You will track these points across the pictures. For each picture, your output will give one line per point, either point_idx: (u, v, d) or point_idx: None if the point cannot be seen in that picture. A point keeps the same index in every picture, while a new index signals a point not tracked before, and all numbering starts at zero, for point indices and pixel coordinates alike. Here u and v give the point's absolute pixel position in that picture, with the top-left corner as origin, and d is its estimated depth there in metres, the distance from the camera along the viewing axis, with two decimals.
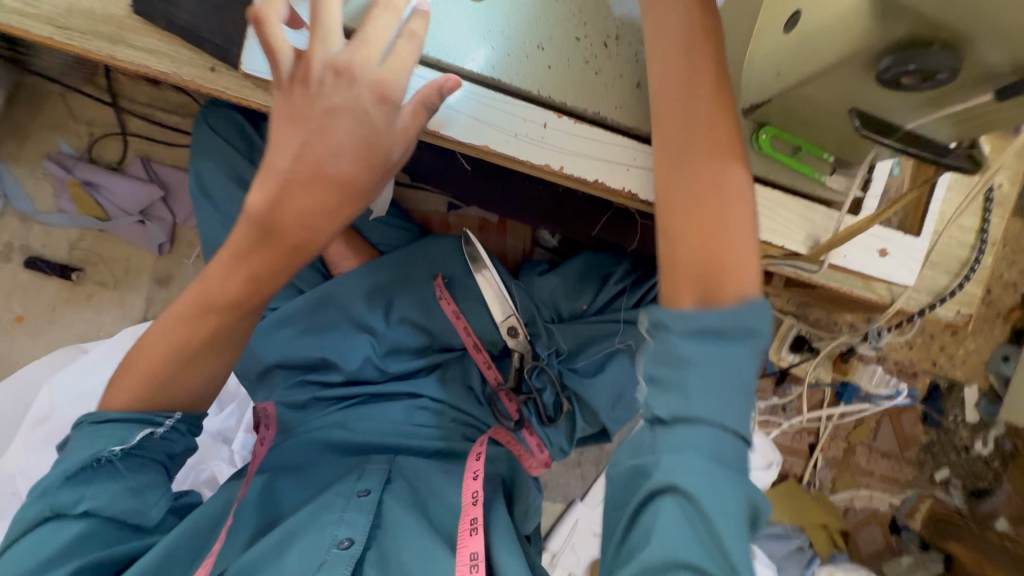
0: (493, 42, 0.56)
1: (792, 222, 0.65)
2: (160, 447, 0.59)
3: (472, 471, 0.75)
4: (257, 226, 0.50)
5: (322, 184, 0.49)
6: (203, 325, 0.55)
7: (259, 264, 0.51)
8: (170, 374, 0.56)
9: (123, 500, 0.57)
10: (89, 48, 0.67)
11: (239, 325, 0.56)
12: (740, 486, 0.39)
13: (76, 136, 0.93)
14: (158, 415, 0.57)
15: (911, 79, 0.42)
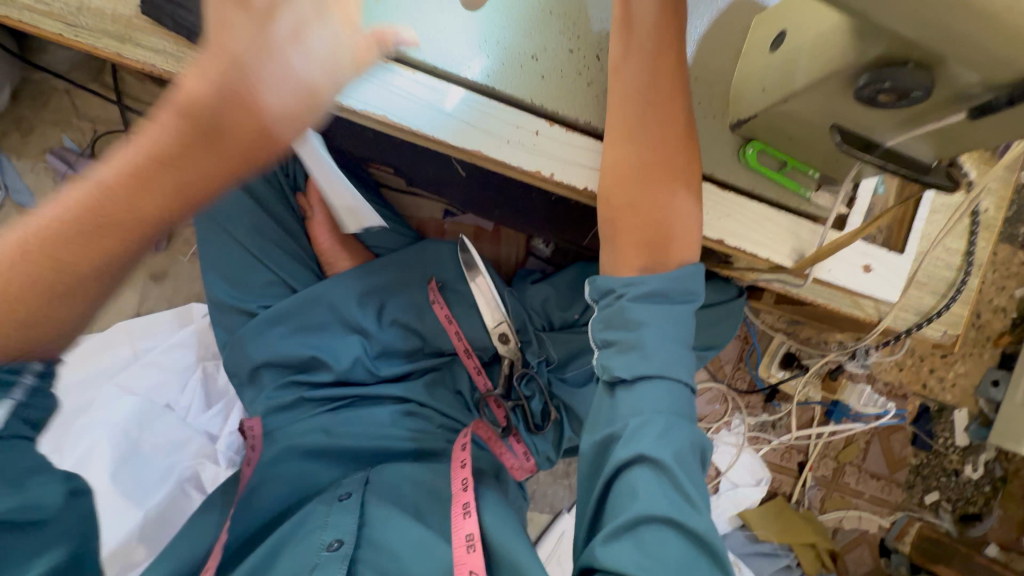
0: (489, 51, 0.57)
1: (780, 236, 0.66)
2: (23, 418, 0.43)
3: (461, 460, 0.79)
4: (198, 120, 0.41)
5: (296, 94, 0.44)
6: (103, 243, 0.41)
7: (195, 167, 0.42)
8: (38, 313, 0.40)
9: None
10: (98, 45, 0.69)
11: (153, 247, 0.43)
12: (693, 432, 0.48)
13: (80, 131, 0.95)
14: (14, 368, 0.42)
15: (887, 96, 0.44)
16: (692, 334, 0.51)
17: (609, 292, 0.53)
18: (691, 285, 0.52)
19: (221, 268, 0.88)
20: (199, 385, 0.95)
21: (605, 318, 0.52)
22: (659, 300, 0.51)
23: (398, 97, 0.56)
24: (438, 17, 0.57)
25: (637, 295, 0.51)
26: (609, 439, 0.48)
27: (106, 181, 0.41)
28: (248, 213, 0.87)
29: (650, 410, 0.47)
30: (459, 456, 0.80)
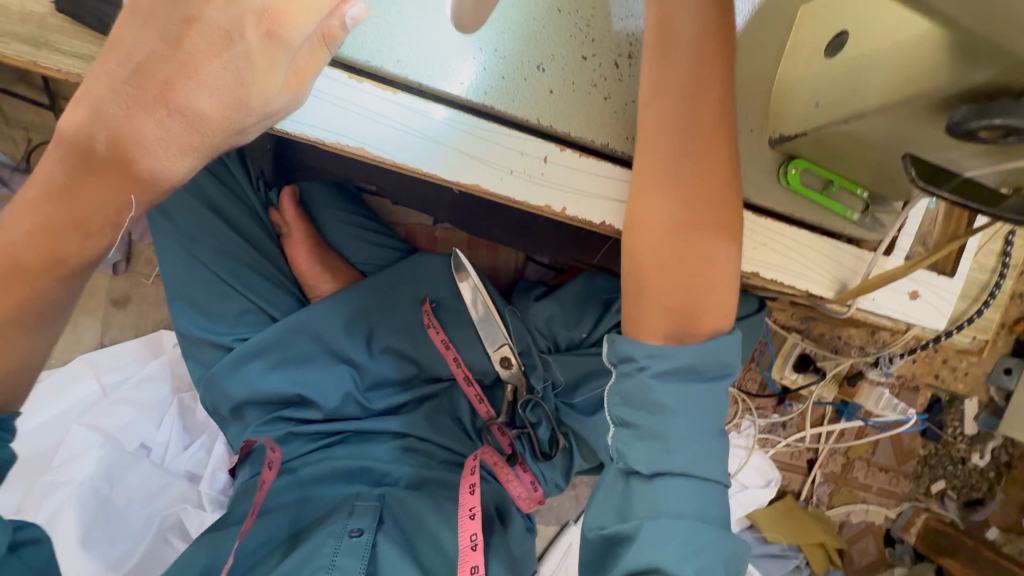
0: (485, 62, 0.47)
1: (820, 265, 0.58)
2: None
3: (468, 508, 0.71)
4: (78, 159, 0.38)
5: (173, 123, 0.38)
6: (16, 290, 0.40)
7: (81, 206, 0.39)
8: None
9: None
10: (8, 53, 0.56)
11: (69, 287, 0.42)
12: (722, 539, 0.44)
13: (10, 142, 0.82)
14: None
15: (989, 132, 0.35)
16: (719, 416, 0.47)
17: (628, 360, 0.47)
18: (726, 359, 0.45)
19: (190, 297, 0.75)
20: (176, 420, 0.87)
21: (623, 392, 0.47)
22: (685, 377, 0.45)
23: (376, 123, 0.46)
24: (424, 24, 0.46)
25: (660, 372, 0.45)
26: (620, 536, 0.44)
27: (8, 222, 0.40)
28: (218, 236, 0.75)
29: (669, 512, 0.43)
30: (468, 501, 0.72)
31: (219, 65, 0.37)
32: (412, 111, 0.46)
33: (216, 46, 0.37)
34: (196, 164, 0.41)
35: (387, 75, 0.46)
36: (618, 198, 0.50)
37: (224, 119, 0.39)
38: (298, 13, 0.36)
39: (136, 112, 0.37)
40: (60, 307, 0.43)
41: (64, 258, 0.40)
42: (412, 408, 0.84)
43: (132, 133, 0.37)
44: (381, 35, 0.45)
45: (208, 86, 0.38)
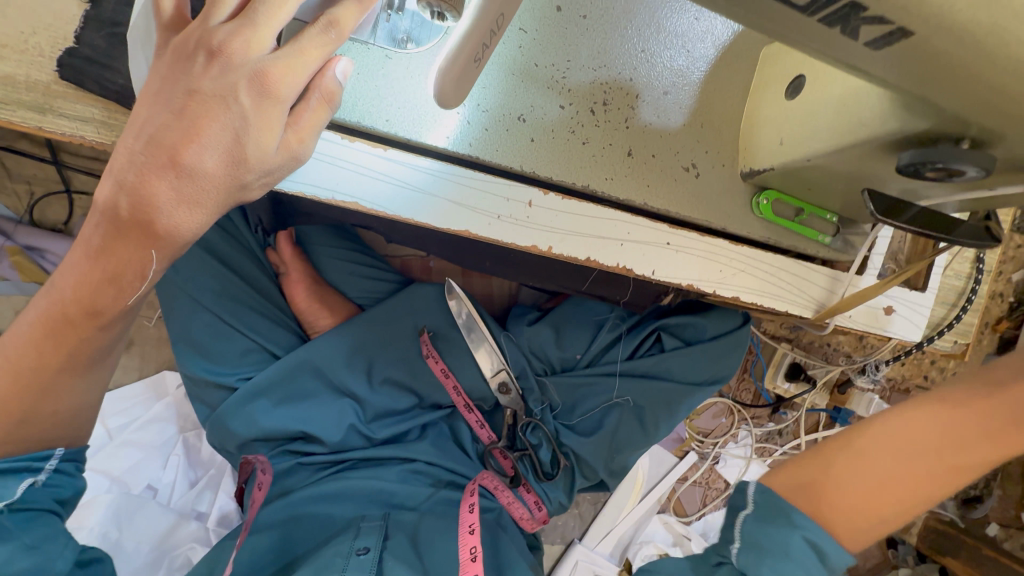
0: (468, 115, 0.49)
1: (799, 284, 0.61)
2: (52, 495, 0.47)
3: (468, 525, 0.76)
4: (107, 222, 0.40)
5: (184, 189, 0.39)
6: (68, 340, 0.43)
7: (111, 262, 0.41)
8: (28, 407, 0.45)
9: (15, 560, 0.44)
10: (13, 119, 0.58)
11: (108, 334, 0.45)
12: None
13: (13, 196, 0.84)
14: (39, 456, 0.46)
15: (935, 173, 0.38)
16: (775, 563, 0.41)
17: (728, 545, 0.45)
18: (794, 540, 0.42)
19: (192, 341, 0.77)
20: (181, 459, 0.89)
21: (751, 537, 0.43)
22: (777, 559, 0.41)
23: (366, 179, 0.49)
24: (413, 82, 0.49)
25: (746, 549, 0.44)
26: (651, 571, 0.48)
27: (60, 280, 0.43)
28: (220, 280, 0.77)
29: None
30: (467, 519, 0.77)
31: (218, 127, 0.38)
32: (403, 166, 0.49)
33: (215, 111, 0.38)
34: (205, 220, 0.41)
35: (377, 134, 0.49)
36: (598, 234, 0.54)
37: (225, 176, 0.39)
38: (287, 72, 0.38)
39: (149, 177, 0.38)
40: (105, 352, 0.47)
41: (101, 311, 0.43)
42: (415, 437, 0.87)
43: (147, 197, 0.38)
44: (366, 97, 0.48)
45: (213, 147, 0.38)
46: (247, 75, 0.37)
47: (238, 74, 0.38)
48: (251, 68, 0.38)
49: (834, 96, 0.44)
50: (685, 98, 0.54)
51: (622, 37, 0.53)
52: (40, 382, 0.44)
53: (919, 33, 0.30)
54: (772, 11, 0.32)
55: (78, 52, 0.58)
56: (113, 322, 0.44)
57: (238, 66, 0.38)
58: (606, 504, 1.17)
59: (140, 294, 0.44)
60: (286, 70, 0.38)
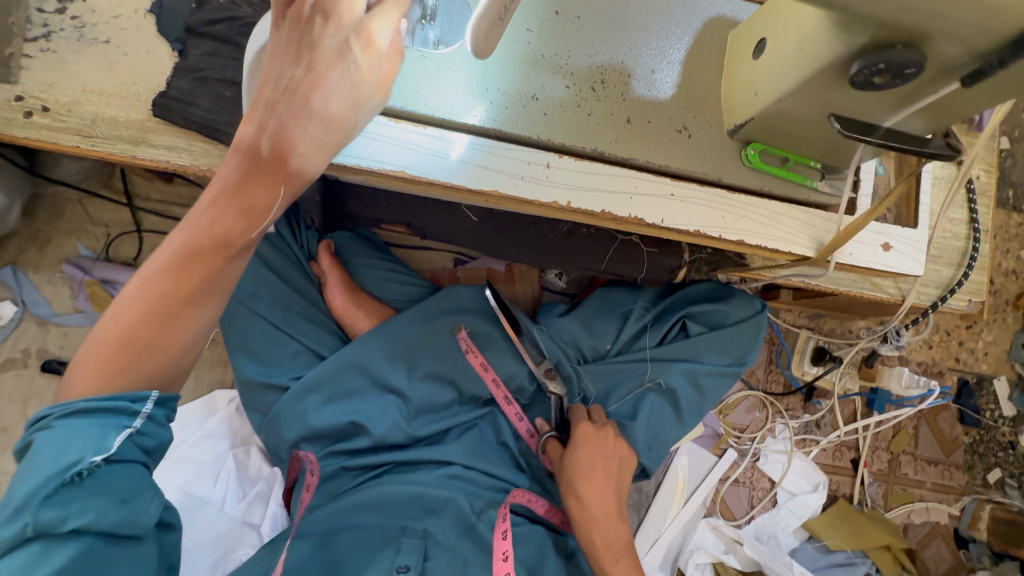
0: (491, 98, 0.60)
1: (798, 225, 0.67)
2: (141, 447, 0.49)
3: (502, 552, 0.74)
4: (252, 162, 0.50)
5: (314, 133, 0.50)
6: (196, 269, 0.50)
7: (248, 196, 0.50)
8: (150, 339, 0.49)
9: (109, 514, 0.45)
10: (112, 151, 0.71)
11: (230, 270, 0.52)
12: None
13: (92, 238, 0.96)
14: (137, 398, 0.48)
15: (882, 76, 0.46)
16: None
17: None
18: None
19: (247, 345, 0.85)
20: (232, 474, 0.91)
21: None
22: None
23: (411, 154, 0.59)
24: (445, 72, 0.59)
25: None
26: None
27: (196, 217, 0.50)
28: (273, 290, 0.86)
29: None
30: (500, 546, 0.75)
31: (337, 75, 0.49)
32: (442, 141, 0.60)
33: (333, 62, 0.49)
34: (326, 159, 0.52)
35: (419, 116, 0.59)
36: (608, 190, 0.63)
37: (345, 116, 0.50)
38: (382, 26, 0.49)
39: (291, 120, 0.49)
40: (224, 291, 0.52)
41: (232, 241, 0.50)
42: (454, 438, 0.88)
43: (287, 135, 0.49)
44: (408, 88, 0.59)
45: (336, 92, 0.49)
46: (353, 30, 0.48)
47: (324, 42, 0.49)
48: (355, 24, 0.48)
49: (791, 45, 0.53)
50: (670, 74, 0.65)
51: (612, 31, 0.64)
52: (161, 315, 0.49)
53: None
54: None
55: (167, 94, 0.71)
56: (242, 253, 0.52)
57: (344, 21, 0.48)
58: (649, 509, 1.12)
59: (262, 230, 0.52)
60: (382, 24, 0.49)
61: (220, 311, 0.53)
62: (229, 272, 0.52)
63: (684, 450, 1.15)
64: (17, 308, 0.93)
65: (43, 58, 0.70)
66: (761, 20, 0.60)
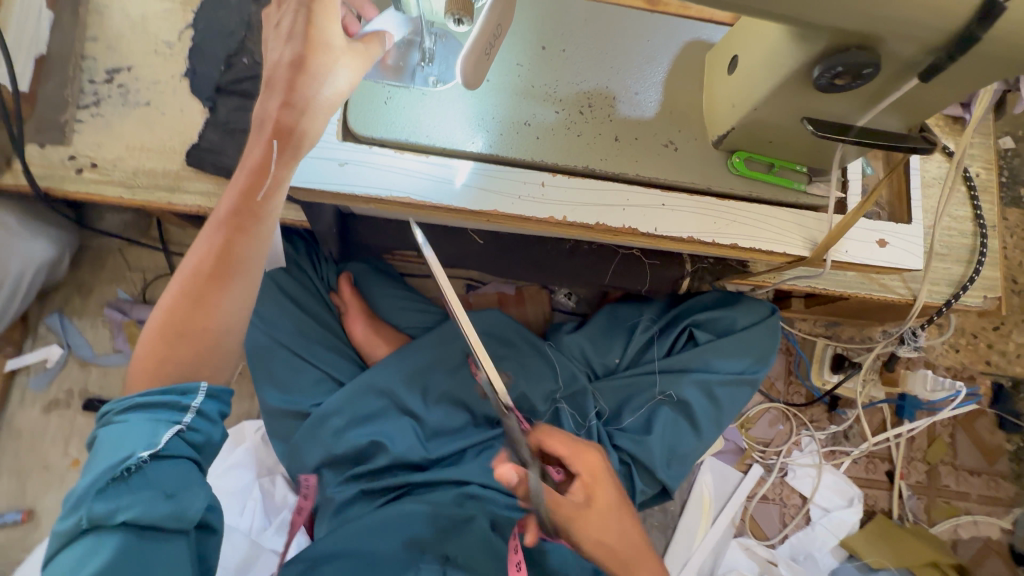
0: (487, 126, 0.65)
1: (790, 227, 0.70)
2: (188, 442, 0.55)
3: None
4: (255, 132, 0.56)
5: (295, 85, 0.53)
6: (219, 241, 0.57)
7: (252, 160, 0.56)
8: (187, 318, 0.56)
9: (156, 505, 0.51)
10: (150, 199, 0.78)
11: (251, 241, 0.58)
12: None
13: (131, 282, 1.03)
14: (186, 394, 0.55)
15: (844, 77, 0.50)
16: None
17: None
18: None
19: (272, 375, 0.89)
20: (258, 503, 0.95)
21: None
22: None
23: (416, 181, 0.64)
24: (443, 105, 0.65)
25: None
26: None
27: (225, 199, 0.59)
28: (295, 320, 0.91)
29: None
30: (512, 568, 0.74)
31: (302, 22, 0.52)
32: (444, 168, 0.65)
33: (300, 13, 0.52)
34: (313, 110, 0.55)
35: (422, 147, 0.65)
36: (601, 201, 0.67)
37: (320, 60, 0.52)
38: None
39: (279, 80, 0.53)
40: (244, 265, 0.58)
41: (243, 206, 0.56)
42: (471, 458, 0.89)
43: (277, 93, 0.54)
44: (411, 122, 0.65)
45: (307, 40, 0.52)
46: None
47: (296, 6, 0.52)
48: None
49: (759, 59, 0.57)
50: (653, 94, 0.69)
51: (595, 59, 0.70)
52: (196, 292, 0.56)
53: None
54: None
55: (199, 145, 0.79)
56: (257, 228, 0.57)
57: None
58: (676, 530, 1.10)
59: (266, 191, 0.56)
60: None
61: (246, 287, 0.58)
62: (248, 249, 0.58)
63: (708, 466, 1.13)
64: (62, 350, 1.00)
65: (93, 122, 0.79)
66: (732, 40, 0.64)
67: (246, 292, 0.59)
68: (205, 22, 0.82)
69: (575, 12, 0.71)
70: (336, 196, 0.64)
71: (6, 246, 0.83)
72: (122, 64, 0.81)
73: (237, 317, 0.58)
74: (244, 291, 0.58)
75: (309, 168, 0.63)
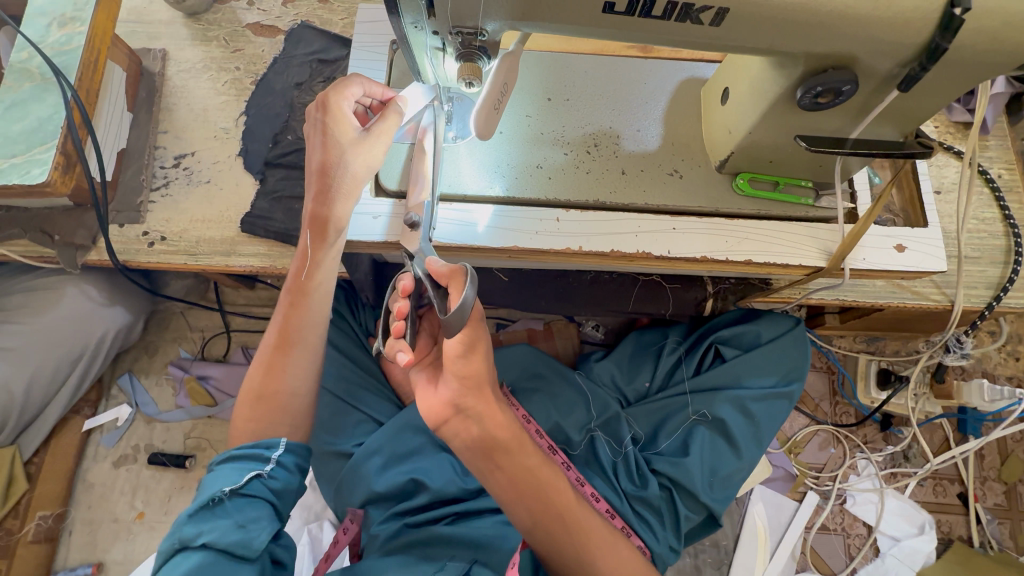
0: (502, 172, 0.72)
1: (803, 240, 0.71)
2: (268, 486, 0.61)
3: None
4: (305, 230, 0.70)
5: (320, 186, 0.66)
6: (283, 321, 0.69)
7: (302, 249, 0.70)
8: (263, 387, 0.67)
9: (229, 533, 0.56)
10: (210, 263, 0.88)
11: (306, 316, 0.69)
12: None
13: (191, 342, 1.13)
14: (268, 446, 0.63)
15: (826, 95, 0.54)
16: None
17: None
18: None
19: (317, 420, 0.94)
20: (306, 549, 0.97)
21: None
22: None
23: (440, 223, 0.70)
24: (460, 154, 0.72)
25: None
26: None
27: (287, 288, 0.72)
28: (337, 366, 0.97)
29: None
30: None
31: (317, 135, 0.66)
32: (467, 212, 0.71)
33: (316, 130, 0.67)
34: (342, 200, 0.67)
35: (445, 194, 0.71)
36: (613, 229, 0.71)
37: (333, 156, 0.65)
38: (336, 93, 0.65)
39: (313, 184, 0.67)
40: (302, 337, 0.69)
41: (298, 288, 0.69)
42: None
43: (313, 196, 0.67)
44: None
45: (320, 147, 0.66)
46: (319, 105, 0.66)
47: (315, 123, 0.67)
48: (320, 103, 0.66)
49: (748, 89, 0.62)
50: (654, 128, 0.75)
51: (596, 104, 0.76)
52: (268, 365, 0.68)
53: (733, 8, 0.49)
54: (645, 23, 0.52)
55: (251, 213, 0.88)
56: (308, 305, 0.69)
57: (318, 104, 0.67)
58: (734, 566, 1.04)
59: (312, 270, 0.69)
60: (336, 91, 0.65)
61: (307, 357, 0.69)
62: (303, 323, 0.69)
63: (758, 496, 1.08)
64: (131, 409, 1.09)
65: (162, 200, 0.91)
66: (724, 72, 0.69)
67: (306, 361, 0.69)
68: (255, 109, 0.95)
69: (575, 65, 0.78)
70: (370, 244, 0.70)
71: (88, 314, 0.94)
72: (187, 149, 0.93)
73: (302, 383, 0.68)
74: (305, 360, 0.69)
75: None
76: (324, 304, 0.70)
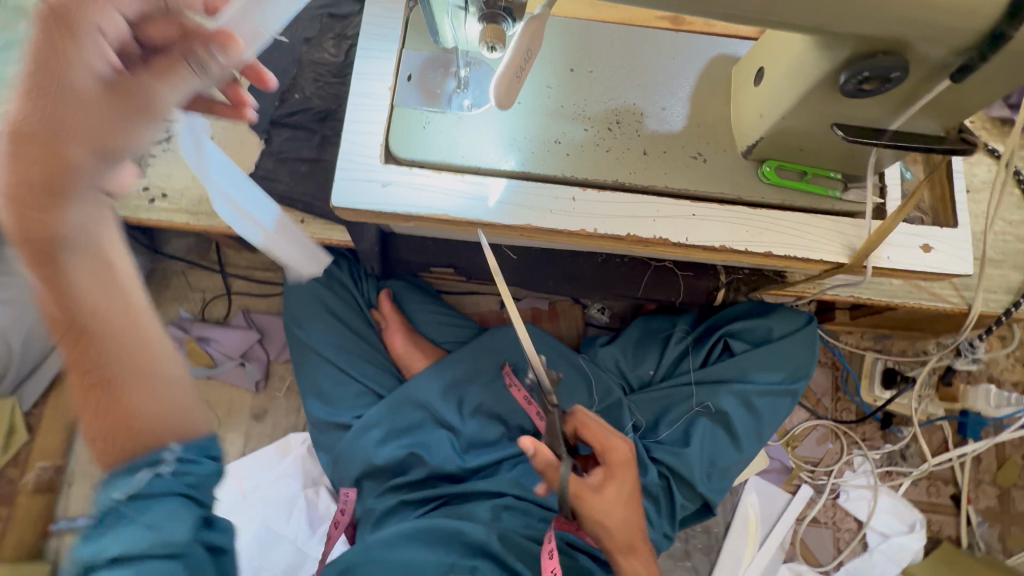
0: (518, 145, 0.69)
1: (826, 235, 0.69)
2: (180, 481, 0.48)
3: None
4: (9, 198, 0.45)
5: (28, 156, 0.45)
6: (80, 345, 0.47)
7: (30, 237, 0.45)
8: (105, 426, 0.47)
9: (139, 538, 0.46)
10: (213, 224, 0.86)
11: (97, 334, 0.47)
12: None
13: (192, 303, 1.12)
14: (156, 453, 0.48)
15: (870, 81, 0.51)
16: None
17: None
18: None
19: (316, 388, 0.95)
20: (303, 513, 0.99)
21: None
22: None
23: (451, 196, 0.68)
24: (474, 122, 0.69)
25: None
26: None
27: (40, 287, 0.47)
28: (339, 335, 0.96)
29: None
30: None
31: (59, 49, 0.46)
32: (480, 185, 0.68)
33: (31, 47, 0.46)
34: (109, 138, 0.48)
35: (458, 166, 0.68)
36: (631, 212, 0.68)
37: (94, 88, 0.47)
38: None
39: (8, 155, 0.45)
40: (120, 353, 0.48)
41: (60, 303, 0.46)
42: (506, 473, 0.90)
43: (37, 158, 0.45)
44: (449, 144, 0.68)
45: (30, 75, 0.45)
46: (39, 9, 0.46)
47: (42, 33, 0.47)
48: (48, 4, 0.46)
49: (785, 72, 0.59)
50: (680, 107, 0.71)
51: (619, 78, 0.72)
52: (94, 396, 0.47)
53: None
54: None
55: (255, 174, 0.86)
56: (95, 331, 0.47)
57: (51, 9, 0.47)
58: (722, 553, 1.06)
59: (73, 260, 0.47)
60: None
61: (147, 382, 0.49)
62: (104, 345, 0.48)
63: (752, 486, 1.09)
64: None
65: (164, 156, 0.88)
66: (761, 49, 0.65)
67: (149, 388, 0.48)
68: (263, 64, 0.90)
69: (600, 34, 0.74)
70: (378, 214, 0.68)
71: None
72: None
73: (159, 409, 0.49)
74: (142, 388, 0.48)
75: (350, 192, 0.67)
76: (127, 310, 0.49)
